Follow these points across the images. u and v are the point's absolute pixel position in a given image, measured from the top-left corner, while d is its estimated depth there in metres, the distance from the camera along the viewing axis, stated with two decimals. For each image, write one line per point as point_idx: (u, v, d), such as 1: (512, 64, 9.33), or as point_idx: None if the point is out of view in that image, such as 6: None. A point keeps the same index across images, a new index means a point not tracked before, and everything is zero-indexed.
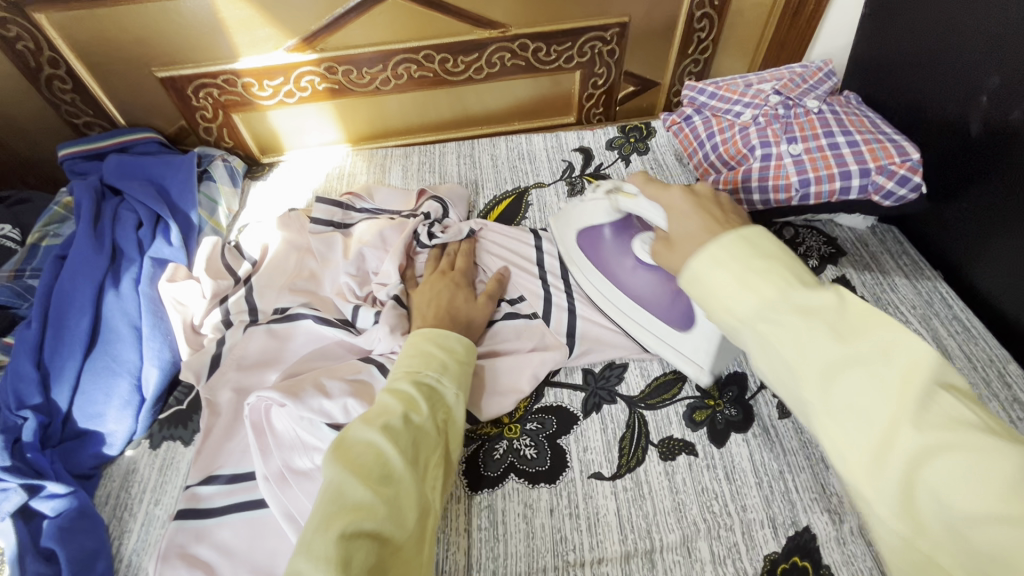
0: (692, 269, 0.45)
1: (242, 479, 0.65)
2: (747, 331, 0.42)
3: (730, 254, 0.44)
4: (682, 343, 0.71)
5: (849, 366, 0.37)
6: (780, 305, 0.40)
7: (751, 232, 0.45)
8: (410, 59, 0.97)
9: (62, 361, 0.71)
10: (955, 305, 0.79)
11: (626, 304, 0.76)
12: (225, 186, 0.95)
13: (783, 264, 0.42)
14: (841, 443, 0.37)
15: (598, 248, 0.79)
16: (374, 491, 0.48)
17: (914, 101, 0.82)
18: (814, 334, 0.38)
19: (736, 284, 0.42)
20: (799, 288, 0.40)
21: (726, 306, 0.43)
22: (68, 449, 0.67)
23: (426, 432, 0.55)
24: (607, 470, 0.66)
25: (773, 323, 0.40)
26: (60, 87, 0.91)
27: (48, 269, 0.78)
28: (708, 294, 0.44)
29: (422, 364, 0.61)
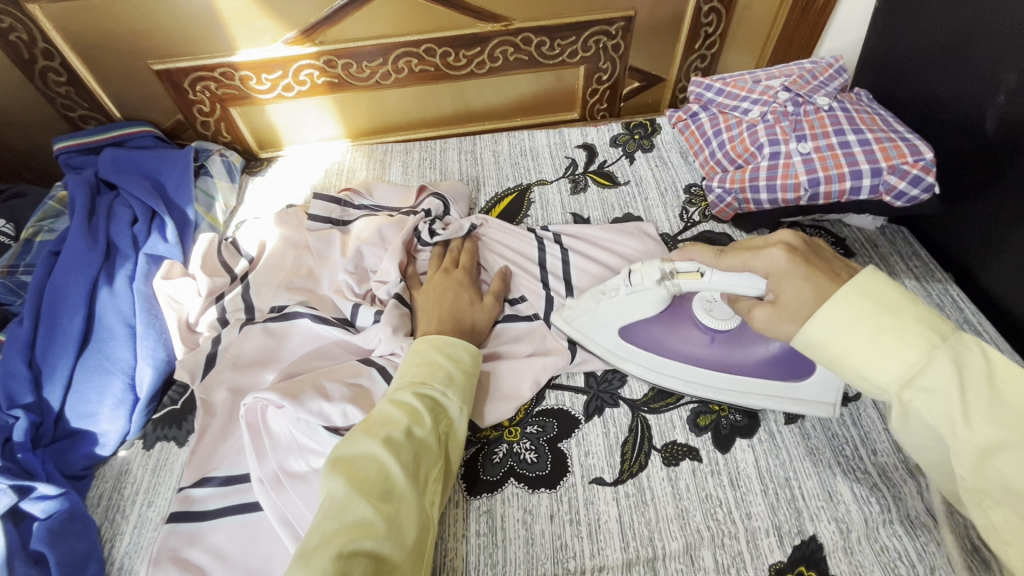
0: (812, 335, 0.49)
1: (237, 481, 0.63)
2: (888, 397, 0.46)
3: (855, 314, 0.47)
4: (795, 391, 0.66)
5: (1012, 448, 0.40)
6: (924, 376, 0.44)
7: (865, 290, 0.48)
8: (410, 53, 0.95)
9: (55, 359, 0.69)
10: (966, 309, 0.76)
11: (724, 376, 0.69)
12: (222, 181, 0.94)
13: (911, 315, 0.46)
14: (1000, 523, 0.40)
15: (660, 339, 0.71)
16: (374, 508, 0.47)
17: (928, 98, 0.80)
18: (970, 413, 0.42)
19: (873, 348, 0.46)
20: (941, 354, 0.44)
21: (865, 374, 0.47)
22: (60, 449, 0.66)
23: (429, 446, 0.54)
24: (608, 476, 0.64)
25: (922, 392, 0.44)
26: (55, 79, 0.89)
27: (40, 266, 0.76)
28: (838, 354, 0.48)
29: (429, 374, 0.59)
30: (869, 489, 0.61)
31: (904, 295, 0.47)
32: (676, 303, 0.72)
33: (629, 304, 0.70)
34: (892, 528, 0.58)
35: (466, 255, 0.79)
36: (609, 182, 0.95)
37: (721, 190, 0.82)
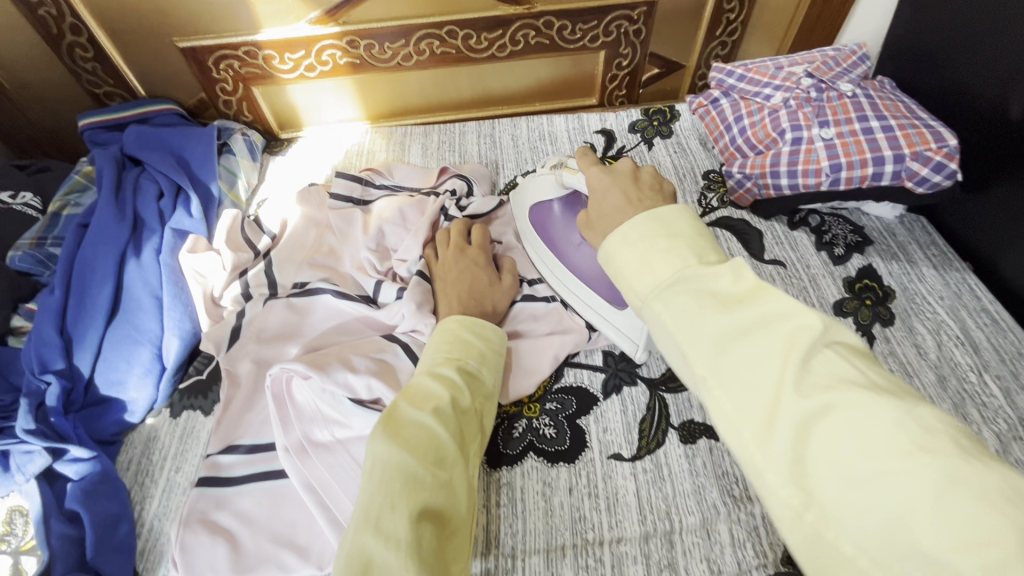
0: (607, 251, 0.48)
1: (263, 449, 0.65)
2: (648, 313, 0.44)
3: (639, 234, 0.47)
4: (614, 316, 0.71)
5: (740, 335, 0.39)
6: (676, 284, 0.43)
7: (664, 214, 0.48)
8: (433, 35, 0.96)
9: (85, 328, 0.71)
10: (984, 297, 0.77)
11: (567, 277, 0.76)
12: (244, 160, 0.95)
13: (687, 241, 0.45)
14: (736, 413, 0.37)
15: (546, 224, 0.79)
16: (431, 474, 0.48)
17: (954, 86, 0.80)
18: (707, 311, 0.40)
19: (641, 265, 0.45)
20: (695, 268, 0.43)
21: (635, 290, 0.45)
22: (90, 415, 0.67)
23: (469, 418, 0.56)
24: (626, 451, 0.65)
25: (669, 303, 0.42)
26: (82, 55, 0.90)
27: (70, 237, 0.77)
28: (620, 274, 0.47)
29: (463, 351, 0.60)
30: None
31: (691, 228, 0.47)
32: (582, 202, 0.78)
33: (537, 188, 0.81)
34: None
35: (477, 233, 0.78)
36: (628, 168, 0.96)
37: (741, 175, 0.83)
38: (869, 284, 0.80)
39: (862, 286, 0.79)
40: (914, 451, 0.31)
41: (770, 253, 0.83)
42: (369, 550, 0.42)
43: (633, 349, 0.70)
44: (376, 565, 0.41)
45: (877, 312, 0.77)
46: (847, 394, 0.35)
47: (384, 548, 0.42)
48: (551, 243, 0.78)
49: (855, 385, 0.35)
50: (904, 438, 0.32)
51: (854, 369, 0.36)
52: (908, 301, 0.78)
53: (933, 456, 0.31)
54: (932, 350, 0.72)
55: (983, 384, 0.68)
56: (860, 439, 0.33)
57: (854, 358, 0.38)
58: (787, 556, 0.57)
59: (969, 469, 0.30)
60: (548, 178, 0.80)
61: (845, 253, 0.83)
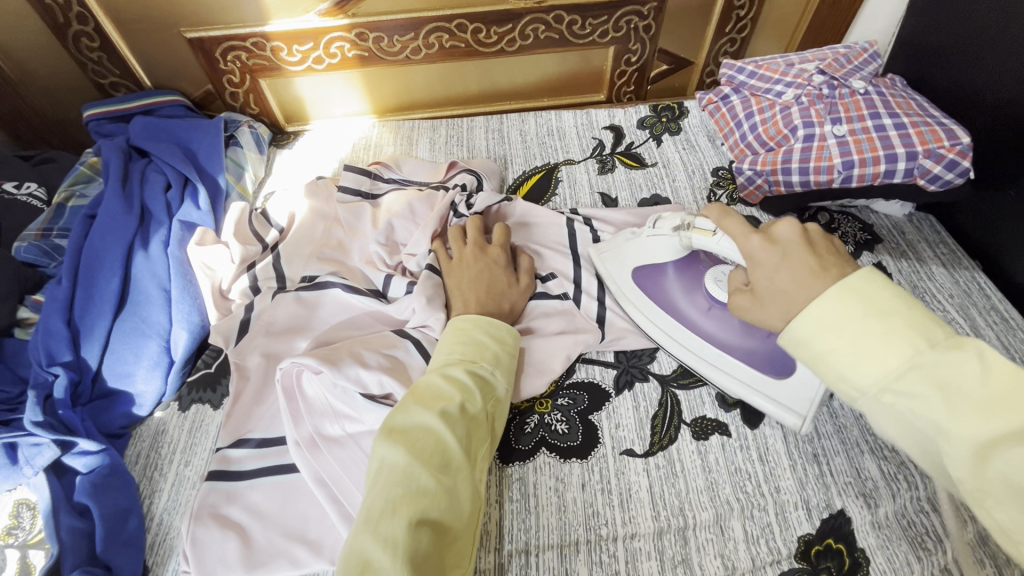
0: (796, 332, 0.44)
1: (273, 443, 0.65)
2: (866, 401, 0.41)
3: (839, 312, 0.42)
4: (773, 390, 0.64)
5: (1005, 440, 0.36)
6: (906, 370, 0.39)
7: (860, 282, 0.43)
8: (442, 28, 0.95)
9: (93, 320, 0.70)
10: (994, 296, 0.78)
11: (705, 347, 0.69)
12: (251, 152, 0.94)
13: (904, 318, 0.41)
14: (1009, 525, 0.35)
15: (664, 288, 0.73)
16: (435, 479, 0.48)
17: (965, 84, 0.80)
18: (955, 408, 0.37)
19: (850, 350, 0.41)
20: (929, 352, 0.39)
21: (845, 377, 0.42)
22: (97, 408, 0.67)
23: (479, 422, 0.55)
24: (639, 447, 0.65)
25: (902, 394, 0.40)
26: (88, 44, 0.89)
27: (76, 229, 0.77)
28: (818, 358, 0.43)
29: (477, 354, 0.60)
30: (897, 467, 0.61)
31: (902, 298, 0.42)
32: (700, 261, 0.71)
33: (645, 250, 0.74)
34: (919, 505, 0.59)
35: (499, 234, 0.76)
36: (637, 164, 0.95)
37: (752, 172, 0.83)
38: None
39: None
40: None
41: None
42: (367, 552, 0.43)
43: (800, 423, 0.62)
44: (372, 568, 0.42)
45: None
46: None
47: (381, 553, 0.43)
48: (673, 309, 0.71)
49: None
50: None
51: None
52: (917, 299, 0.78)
53: None
54: None
55: None
56: None
57: None
58: (800, 553, 0.57)
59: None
60: (665, 237, 0.71)
61: (855, 251, 0.83)
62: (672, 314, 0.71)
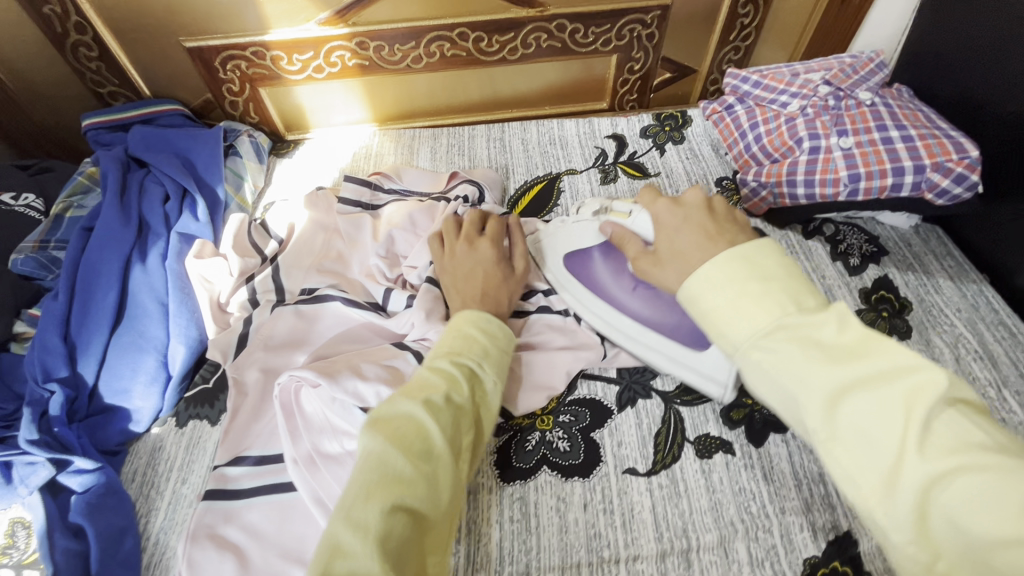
0: (690, 290, 0.47)
1: (271, 461, 0.64)
2: (741, 359, 0.43)
3: (725, 273, 0.45)
4: (696, 363, 0.67)
5: (855, 387, 0.38)
6: (773, 333, 0.41)
7: (747, 249, 0.46)
8: (443, 37, 0.94)
9: (89, 335, 0.69)
10: (1002, 310, 0.76)
11: (633, 326, 0.70)
12: (251, 162, 0.93)
13: (781, 283, 0.44)
14: (849, 461, 0.38)
15: (592, 272, 0.74)
16: (413, 466, 0.47)
17: (975, 95, 0.79)
18: (815, 362, 0.39)
19: (732, 310, 0.43)
20: (796, 313, 0.41)
21: (725, 335, 0.44)
22: (94, 424, 0.66)
23: (463, 414, 0.53)
24: (641, 466, 0.64)
25: (769, 351, 0.41)
26: (86, 54, 0.88)
27: (73, 241, 0.76)
28: (707, 319, 0.45)
29: (466, 347, 0.59)
30: None
31: (783, 265, 0.45)
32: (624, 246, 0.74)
33: (574, 236, 0.75)
34: None
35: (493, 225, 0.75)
36: (640, 174, 0.94)
37: (756, 184, 0.82)
38: (886, 295, 0.79)
39: (878, 298, 0.78)
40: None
41: None
42: (341, 538, 0.41)
43: (724, 393, 0.65)
44: (344, 554, 0.41)
45: (894, 324, 0.76)
46: (969, 450, 0.34)
47: (352, 538, 0.41)
48: (602, 292, 0.73)
49: (984, 447, 0.34)
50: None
51: (974, 426, 0.35)
52: (924, 312, 0.77)
53: None
54: (952, 364, 0.72)
55: (1003, 400, 0.68)
56: (991, 508, 0.32)
57: (979, 420, 0.36)
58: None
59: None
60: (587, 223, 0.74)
61: (861, 264, 0.82)
62: (602, 297, 0.73)
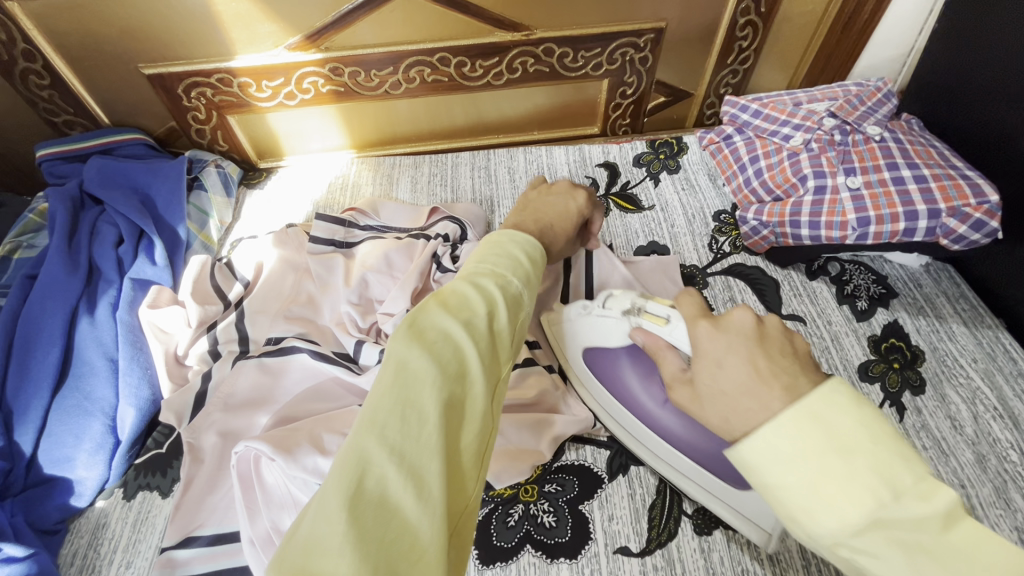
0: (745, 458, 0.33)
1: (226, 541, 0.58)
2: (822, 548, 0.32)
3: (794, 444, 0.32)
4: (735, 501, 0.56)
5: None
6: (867, 532, 0.29)
7: (818, 404, 0.33)
8: (423, 62, 0.89)
9: (27, 399, 0.63)
10: (1021, 360, 0.71)
11: (661, 445, 0.61)
12: (217, 196, 0.87)
13: (869, 456, 0.30)
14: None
15: (614, 375, 0.63)
16: (450, 390, 0.35)
17: (990, 130, 0.74)
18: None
19: (807, 495, 0.31)
20: (892, 505, 0.29)
21: (799, 522, 0.32)
22: (30, 500, 0.59)
23: (506, 341, 0.41)
24: (634, 545, 0.58)
25: (862, 553, 0.30)
26: (37, 82, 0.82)
27: (15, 291, 0.70)
28: (769, 494, 0.33)
29: (511, 267, 0.45)
30: None
31: (863, 421, 0.31)
32: None
33: (598, 331, 0.63)
34: None
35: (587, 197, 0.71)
36: (632, 207, 0.89)
37: (757, 222, 0.77)
38: (896, 343, 0.73)
39: (888, 346, 0.73)
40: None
41: (788, 307, 0.77)
42: (368, 455, 0.32)
43: (767, 539, 0.55)
44: (372, 476, 0.32)
45: (906, 377, 0.70)
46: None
47: (385, 463, 0.32)
48: (626, 402, 0.62)
49: None
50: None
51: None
52: (938, 363, 0.72)
53: None
54: (970, 422, 0.66)
55: None
56: None
57: None
58: None
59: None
60: (613, 321, 0.61)
61: (869, 308, 0.77)
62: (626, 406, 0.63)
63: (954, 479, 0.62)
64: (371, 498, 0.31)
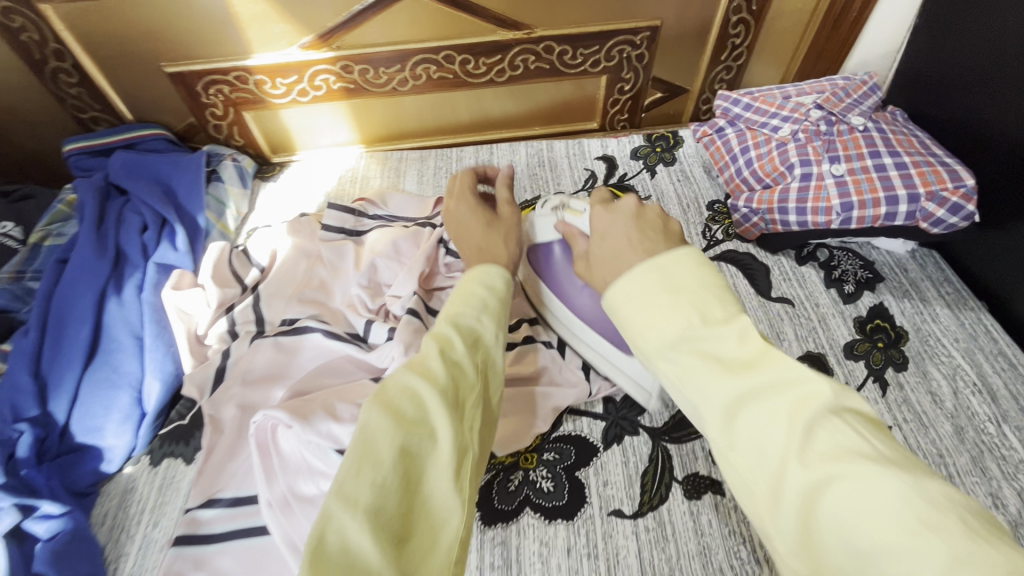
0: (613, 300, 0.49)
1: (246, 503, 0.62)
2: (657, 366, 0.45)
3: (643, 287, 0.47)
4: (627, 367, 0.68)
5: (746, 398, 0.39)
6: (679, 344, 0.43)
7: (667, 263, 0.48)
8: (429, 59, 0.93)
9: (61, 371, 0.68)
10: (1001, 340, 0.74)
11: (578, 325, 0.70)
12: (234, 187, 0.92)
13: (692, 295, 0.45)
14: (745, 468, 0.39)
15: (548, 262, 0.71)
16: (403, 434, 0.43)
17: (970, 120, 0.77)
18: (713, 371, 0.41)
19: (648, 321, 0.46)
20: (702, 327, 0.43)
21: (642, 344, 0.46)
22: (64, 465, 0.64)
23: (463, 375, 0.49)
24: (627, 507, 0.62)
25: (674, 361, 0.43)
26: (66, 80, 0.88)
27: (48, 274, 0.75)
28: (627, 326, 0.48)
29: (465, 310, 0.55)
30: None
31: (696, 278, 0.47)
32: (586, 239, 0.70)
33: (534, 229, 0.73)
34: None
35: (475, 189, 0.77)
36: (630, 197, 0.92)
37: (747, 210, 0.80)
38: (881, 324, 0.77)
39: (873, 327, 0.76)
40: (926, 533, 0.31)
41: (777, 290, 0.80)
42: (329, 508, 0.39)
43: (647, 398, 0.67)
44: (332, 527, 0.38)
45: (889, 356, 0.74)
46: (849, 467, 0.35)
47: (343, 511, 0.38)
48: (553, 285, 0.71)
49: (864, 457, 0.35)
50: (916, 516, 0.32)
51: (862, 437, 0.36)
52: (921, 342, 0.75)
53: (939, 535, 0.31)
54: (950, 398, 0.69)
55: (1002, 436, 0.66)
56: (870, 514, 0.33)
57: (867, 430, 0.37)
58: None
59: (981, 555, 0.30)
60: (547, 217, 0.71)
61: (856, 291, 0.80)
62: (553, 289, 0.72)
63: (933, 449, 0.65)
64: (334, 539, 0.37)
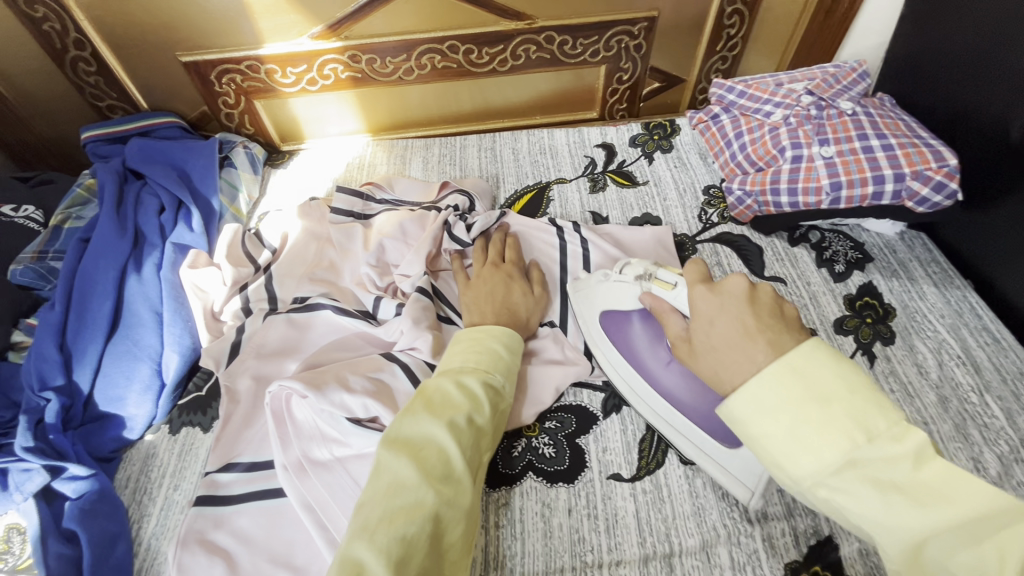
0: (734, 411, 0.42)
1: (261, 467, 0.64)
2: (804, 490, 0.39)
3: (779, 396, 0.40)
4: (724, 458, 0.61)
5: (936, 531, 0.34)
6: (843, 469, 0.37)
7: (799, 359, 0.41)
8: (433, 50, 0.96)
9: (85, 343, 0.71)
10: (985, 315, 0.77)
11: (665, 407, 0.66)
12: (246, 173, 0.95)
13: (843, 404, 0.38)
14: None
15: (628, 337, 0.70)
16: (434, 491, 0.46)
17: (955, 105, 0.80)
18: (894, 507, 0.35)
19: (794, 442, 0.39)
20: (866, 445, 0.37)
21: (783, 466, 0.40)
22: (89, 432, 0.67)
23: (484, 435, 0.52)
24: (626, 472, 0.65)
25: (837, 489, 0.37)
26: (85, 69, 0.91)
27: (71, 252, 0.78)
28: (759, 444, 0.41)
29: (492, 364, 0.58)
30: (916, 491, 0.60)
31: (842, 378, 0.40)
32: None
33: (610, 293, 0.72)
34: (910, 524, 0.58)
35: (512, 251, 0.78)
36: (628, 182, 0.96)
37: (741, 192, 0.83)
38: (870, 301, 0.80)
39: (862, 304, 0.79)
40: None
41: (770, 270, 0.83)
42: (362, 559, 0.41)
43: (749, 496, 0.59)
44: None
45: (878, 331, 0.77)
46: None
47: (377, 563, 0.41)
48: (637, 362, 0.68)
49: None
50: None
51: None
52: (908, 318, 0.78)
53: None
54: (935, 371, 0.72)
55: (985, 405, 0.68)
56: None
57: None
58: None
59: None
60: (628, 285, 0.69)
61: (846, 271, 0.83)
62: (636, 368, 0.68)
63: (918, 417, 0.68)
64: None
